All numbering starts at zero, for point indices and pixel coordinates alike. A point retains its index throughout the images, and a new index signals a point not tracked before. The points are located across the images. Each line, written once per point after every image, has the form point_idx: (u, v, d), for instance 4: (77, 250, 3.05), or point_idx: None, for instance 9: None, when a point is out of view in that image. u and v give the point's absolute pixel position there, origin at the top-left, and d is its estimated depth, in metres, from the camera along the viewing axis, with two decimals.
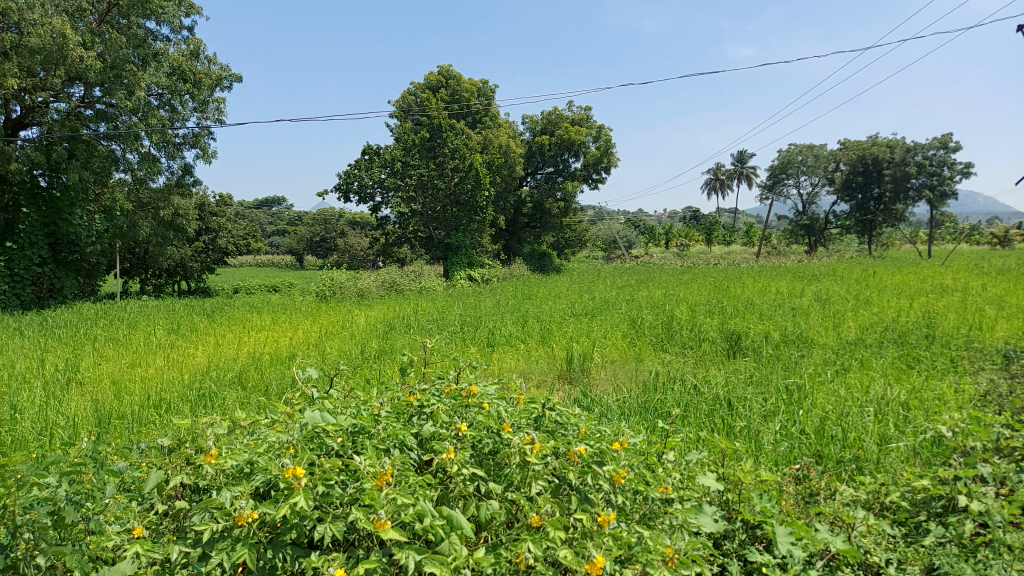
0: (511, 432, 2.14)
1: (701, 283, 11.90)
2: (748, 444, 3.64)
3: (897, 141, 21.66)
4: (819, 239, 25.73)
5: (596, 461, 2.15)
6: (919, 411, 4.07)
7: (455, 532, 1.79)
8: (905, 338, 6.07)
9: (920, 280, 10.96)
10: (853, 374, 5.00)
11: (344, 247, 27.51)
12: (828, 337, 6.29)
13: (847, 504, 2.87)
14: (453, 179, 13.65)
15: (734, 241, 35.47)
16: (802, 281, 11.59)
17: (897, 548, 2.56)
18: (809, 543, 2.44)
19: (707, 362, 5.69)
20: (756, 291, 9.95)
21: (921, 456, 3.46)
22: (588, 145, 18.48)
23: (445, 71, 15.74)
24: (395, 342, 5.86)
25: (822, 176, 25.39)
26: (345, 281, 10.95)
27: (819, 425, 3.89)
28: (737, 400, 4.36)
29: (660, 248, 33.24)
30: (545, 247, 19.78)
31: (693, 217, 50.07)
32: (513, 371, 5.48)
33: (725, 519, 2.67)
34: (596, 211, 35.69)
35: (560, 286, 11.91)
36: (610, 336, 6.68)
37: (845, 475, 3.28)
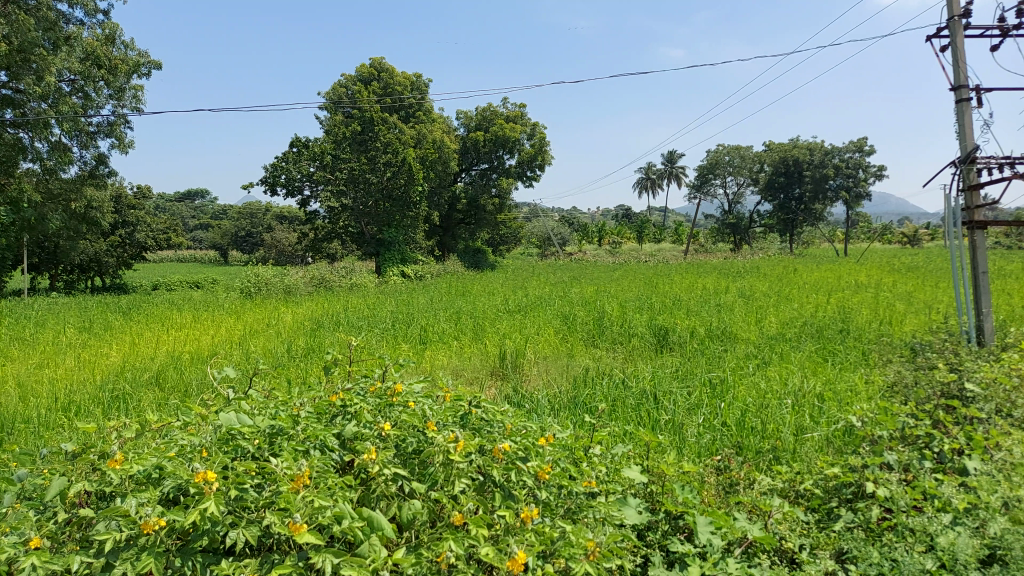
0: (435, 430, 2.10)
1: (631, 280, 12.15)
2: (672, 437, 3.74)
3: (817, 144, 22.55)
4: (744, 237, 26.60)
5: (521, 457, 2.14)
6: (832, 402, 4.26)
7: (376, 534, 1.77)
8: (822, 333, 6.34)
9: (837, 277, 11.49)
10: (773, 368, 5.20)
11: (272, 243, 26.72)
12: (750, 332, 6.52)
13: (765, 494, 2.98)
14: (385, 174, 13.47)
15: (664, 239, 36.28)
16: (728, 277, 12.00)
17: (810, 533, 2.67)
18: (728, 531, 2.52)
19: (636, 357, 5.79)
20: (683, 288, 10.23)
21: (834, 445, 3.62)
22: (522, 142, 18.53)
23: (377, 63, 15.47)
24: (324, 340, 5.73)
25: (747, 176, 26.27)
26: (271, 277, 10.62)
27: (740, 417, 4.02)
28: (663, 394, 4.47)
29: (593, 246, 33.70)
30: (479, 244, 19.79)
31: (625, 214, 51.25)
32: (445, 368, 5.45)
33: (649, 511, 2.73)
34: (530, 207, 35.92)
35: (494, 282, 11.89)
36: (543, 332, 6.73)
37: (763, 466, 3.40)
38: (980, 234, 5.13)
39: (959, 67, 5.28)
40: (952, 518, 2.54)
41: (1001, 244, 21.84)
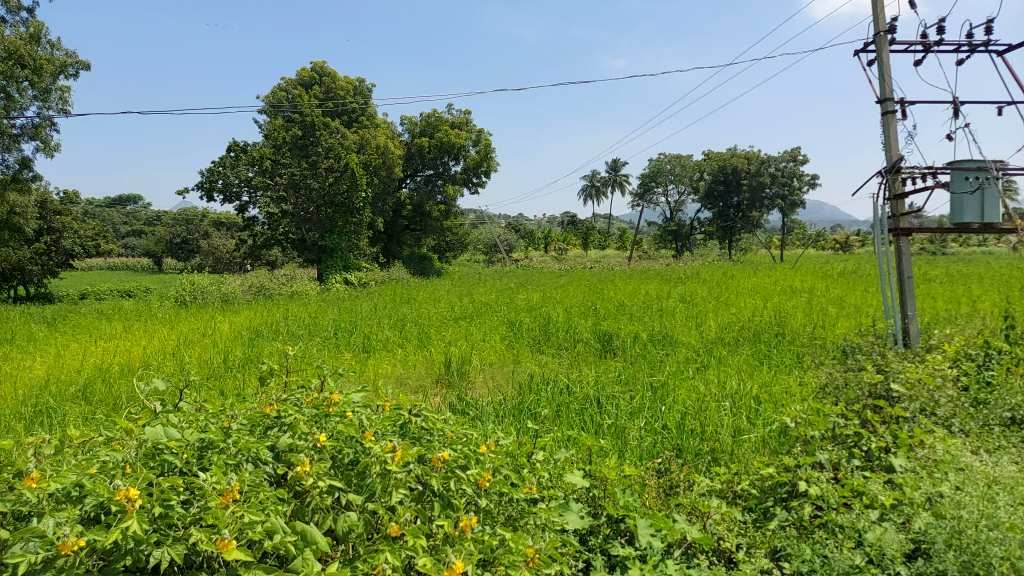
0: (373, 440, 2.06)
1: (577, 286, 12.28)
2: (615, 440, 3.78)
3: (754, 153, 23.27)
4: (685, 244, 27.14)
5: (460, 465, 2.11)
6: (768, 404, 4.38)
7: (309, 548, 1.72)
8: (759, 337, 6.53)
9: (773, 283, 11.84)
10: (712, 371, 5.31)
11: (208, 250, 25.92)
12: (690, 336, 6.66)
13: (703, 495, 3.03)
14: (327, 179, 13.25)
15: (608, 246, 36.74)
16: (671, 283, 12.25)
17: (747, 532, 2.73)
18: (668, 534, 2.55)
19: (581, 363, 5.83)
20: (627, 294, 10.38)
21: (769, 446, 3.72)
22: (467, 148, 18.51)
23: (319, 67, 15.24)
24: (263, 349, 5.58)
25: (688, 184, 26.87)
26: (208, 285, 10.31)
27: (679, 420, 4.09)
28: (606, 399, 4.52)
29: (538, 253, 33.87)
30: (425, 251, 19.66)
31: (570, 222, 51.83)
32: (389, 377, 5.37)
33: (591, 515, 2.74)
34: (476, 214, 35.86)
35: (439, 289, 11.82)
36: (488, 339, 6.71)
37: (702, 467, 3.46)
38: (905, 240, 5.37)
39: (886, 80, 5.52)
40: (879, 514, 2.64)
41: (924, 250, 22.96)
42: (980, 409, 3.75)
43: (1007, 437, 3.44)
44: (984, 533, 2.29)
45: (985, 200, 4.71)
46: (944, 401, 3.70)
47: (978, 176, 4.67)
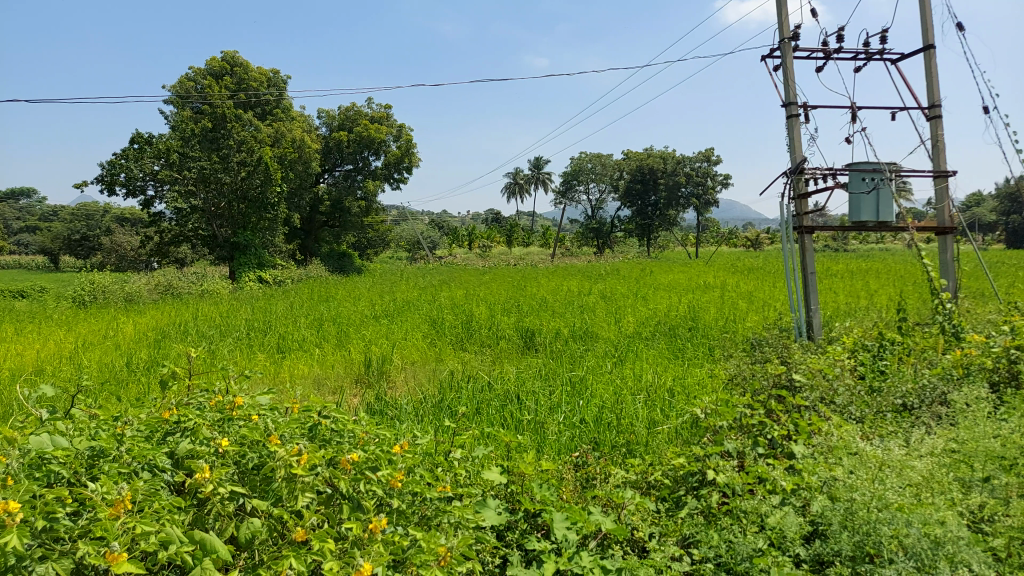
0: (278, 443, 2.00)
1: (499, 283, 12.31)
2: (534, 436, 3.81)
3: (670, 153, 23.98)
4: (606, 241, 27.64)
5: (370, 466, 2.08)
6: (681, 395, 4.53)
7: (209, 557, 1.65)
8: (675, 331, 6.73)
9: (688, 279, 12.23)
10: (629, 365, 5.44)
11: (111, 247, 24.54)
12: (609, 331, 6.80)
13: (618, 486, 3.09)
14: (239, 174, 12.78)
15: (532, 243, 37.06)
16: (591, 280, 12.45)
17: (659, 521, 2.82)
18: (583, 526, 2.58)
19: (502, 359, 5.84)
20: (549, 290, 10.48)
21: (682, 436, 3.84)
22: (387, 143, 18.25)
23: (230, 57, 14.65)
24: (169, 351, 5.34)
25: (608, 183, 27.44)
26: (110, 284, 9.78)
27: (597, 413, 4.17)
28: (526, 394, 4.55)
29: (462, 250, 33.78)
30: (344, 248, 19.27)
31: (495, 219, 52.06)
32: (305, 378, 5.22)
33: (507, 511, 2.76)
34: (397, 211, 35.41)
35: (359, 287, 11.60)
36: (410, 337, 6.63)
37: (617, 459, 3.54)
38: (808, 237, 5.65)
39: (790, 85, 5.79)
40: (781, 499, 2.76)
41: (827, 247, 24.28)
42: (873, 396, 3.99)
43: (897, 423, 3.67)
44: (874, 514, 2.43)
45: (880, 200, 5.02)
46: (841, 390, 3.91)
47: (874, 177, 4.97)
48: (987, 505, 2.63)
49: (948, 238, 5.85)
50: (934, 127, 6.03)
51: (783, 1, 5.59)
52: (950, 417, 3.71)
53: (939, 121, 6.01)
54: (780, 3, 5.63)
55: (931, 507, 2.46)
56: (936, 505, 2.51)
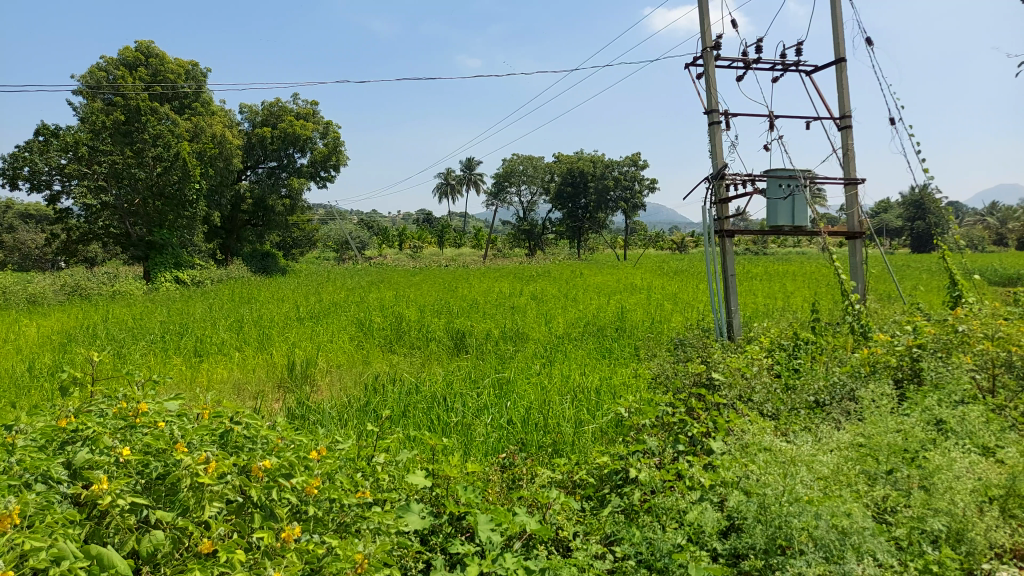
0: (185, 451, 1.91)
1: (430, 284, 12.20)
2: (460, 438, 3.78)
3: (599, 157, 24.37)
4: (537, 243, 27.83)
5: (284, 473, 2.00)
6: (607, 395, 4.59)
7: (106, 572, 1.55)
8: (603, 332, 6.82)
9: (616, 280, 12.44)
10: (557, 366, 5.47)
11: (14, 245, 23.07)
12: (539, 332, 6.83)
13: (545, 486, 3.10)
14: (155, 169, 12.22)
15: (463, 244, 36.98)
16: (522, 281, 12.51)
17: (584, 520, 2.85)
18: (507, 527, 2.57)
19: (431, 362, 5.77)
20: (480, 292, 10.45)
21: (607, 435, 3.89)
22: (314, 141, 17.84)
23: (144, 47, 13.98)
24: (74, 355, 5.04)
25: (539, 185, 27.64)
26: (11, 285, 9.19)
27: (525, 415, 4.17)
28: (453, 396, 4.51)
29: (392, 250, 33.37)
30: (268, 247, 18.72)
31: (426, 220, 51.70)
32: (225, 382, 5.03)
33: (432, 515, 2.72)
34: (325, 211, 34.67)
35: (284, 288, 11.28)
36: (336, 339, 6.48)
37: (544, 459, 3.56)
38: (729, 240, 5.83)
39: (712, 93, 5.96)
40: (699, 494, 2.83)
41: (748, 251, 25.18)
42: (788, 394, 4.15)
43: (810, 419, 3.83)
44: (785, 508, 2.52)
45: (796, 206, 5.23)
46: (758, 388, 4.04)
47: (789, 183, 5.17)
48: (889, 496, 2.79)
49: (857, 243, 6.15)
50: (845, 137, 6.34)
51: (706, 11, 5.75)
52: (857, 412, 3.90)
53: (849, 131, 6.32)
54: (703, 12, 5.78)
55: (838, 499, 2.57)
56: (843, 497, 2.63)
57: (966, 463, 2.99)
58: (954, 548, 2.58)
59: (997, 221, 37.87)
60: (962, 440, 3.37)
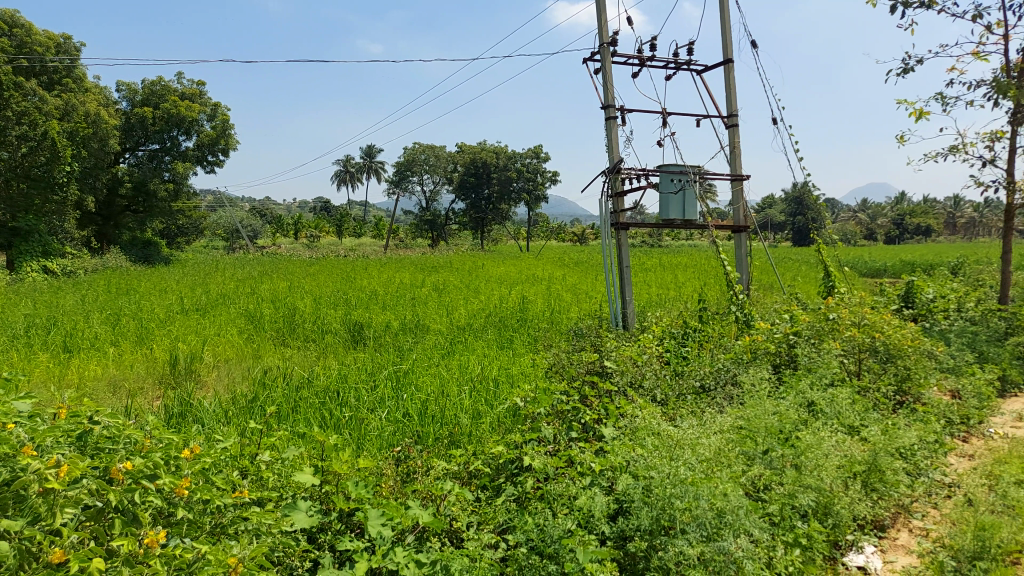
0: (32, 454, 1.73)
1: (326, 274, 11.84)
2: (354, 433, 3.68)
3: (502, 148, 24.50)
4: (440, 233, 27.64)
5: (148, 475, 1.87)
6: (505, 385, 4.61)
7: None
8: (503, 323, 6.84)
9: (518, 271, 12.52)
10: (457, 357, 5.43)
11: None
12: (439, 324, 6.77)
13: (439, 478, 3.05)
14: (19, 149, 11.21)
15: (363, 234, 36.22)
16: (423, 272, 12.37)
17: (478, 510, 2.83)
18: (399, 521, 2.51)
19: (327, 355, 5.60)
20: (380, 283, 10.26)
21: (505, 424, 3.91)
22: (201, 123, 16.90)
23: (8, 16, 12.59)
24: None
25: (442, 175, 27.45)
26: None
27: (421, 407, 4.12)
28: (347, 389, 4.39)
29: (287, 240, 32.21)
30: (150, 235, 17.57)
31: (324, 208, 50.30)
32: (98, 380, 4.68)
33: (320, 512, 2.62)
34: (215, 199, 32.97)
35: (167, 279, 10.62)
36: (223, 333, 6.16)
37: (439, 451, 3.52)
38: (624, 233, 5.96)
39: (608, 88, 6.09)
40: (591, 480, 2.88)
41: (643, 243, 26.09)
42: (675, 379, 4.31)
43: (696, 404, 4.00)
44: (670, 489, 2.59)
45: (686, 200, 5.42)
46: (648, 374, 4.17)
47: (681, 178, 5.36)
48: (764, 475, 2.95)
49: (743, 236, 6.47)
50: (732, 135, 6.64)
51: (603, 8, 5.86)
52: (739, 397, 4.11)
53: (736, 130, 6.63)
54: (600, 8, 5.88)
55: (716, 479, 2.71)
56: (722, 477, 2.76)
57: (833, 441, 3.21)
58: (822, 521, 2.84)
59: (867, 218, 41.08)
60: (832, 420, 3.61)
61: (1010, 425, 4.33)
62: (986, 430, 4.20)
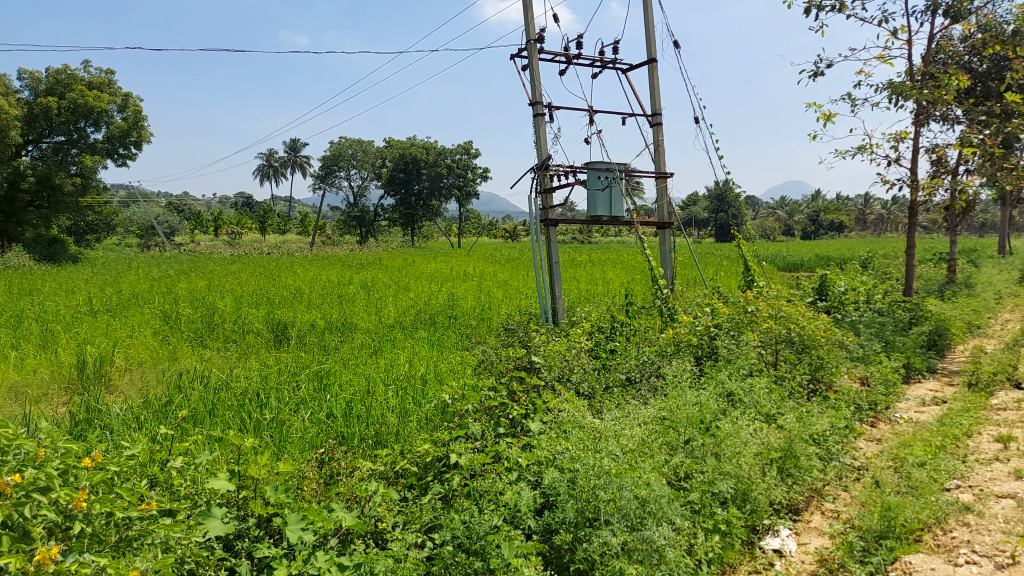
0: None
1: (249, 272, 11.48)
2: (275, 436, 3.57)
3: (432, 144, 24.32)
4: (369, 230, 27.20)
5: (41, 487, 1.75)
6: (433, 383, 4.55)
7: None
8: (432, 320, 6.77)
9: (449, 268, 12.46)
10: (385, 356, 5.34)
11: None
12: (367, 322, 6.64)
13: (364, 479, 2.98)
14: None
15: (288, 231, 35.31)
16: (350, 269, 12.12)
17: (404, 510, 2.78)
18: (320, 525, 2.44)
19: (248, 356, 5.41)
20: (305, 281, 9.98)
21: (432, 422, 3.86)
22: (111, 114, 16.10)
23: None
24: None
25: (370, 170, 27.04)
26: None
27: (346, 407, 4.02)
28: (269, 391, 4.25)
29: (208, 236, 31.04)
30: (56, 230, 16.60)
31: (246, 204, 48.74)
32: None
33: (236, 518, 2.50)
34: (129, 194, 31.44)
35: (77, 278, 10.06)
36: (136, 334, 5.86)
37: (364, 452, 3.44)
38: (552, 229, 5.99)
39: (536, 85, 6.11)
40: (518, 474, 2.86)
41: (573, 239, 26.38)
42: (602, 373, 4.36)
43: (622, 397, 4.06)
44: (594, 480, 2.61)
45: (613, 197, 5.50)
46: (576, 369, 4.20)
47: (607, 175, 5.42)
48: (685, 464, 3.01)
49: (667, 232, 6.60)
50: (656, 134, 6.78)
51: (530, 5, 5.86)
52: (663, 388, 4.20)
53: (660, 128, 6.78)
54: (527, 5, 5.89)
55: (639, 469, 2.76)
56: (645, 468, 2.81)
57: (751, 430, 3.31)
58: (740, 507, 2.94)
59: (785, 215, 42.81)
60: (750, 409, 3.73)
61: (914, 410, 4.59)
62: (892, 415, 4.43)
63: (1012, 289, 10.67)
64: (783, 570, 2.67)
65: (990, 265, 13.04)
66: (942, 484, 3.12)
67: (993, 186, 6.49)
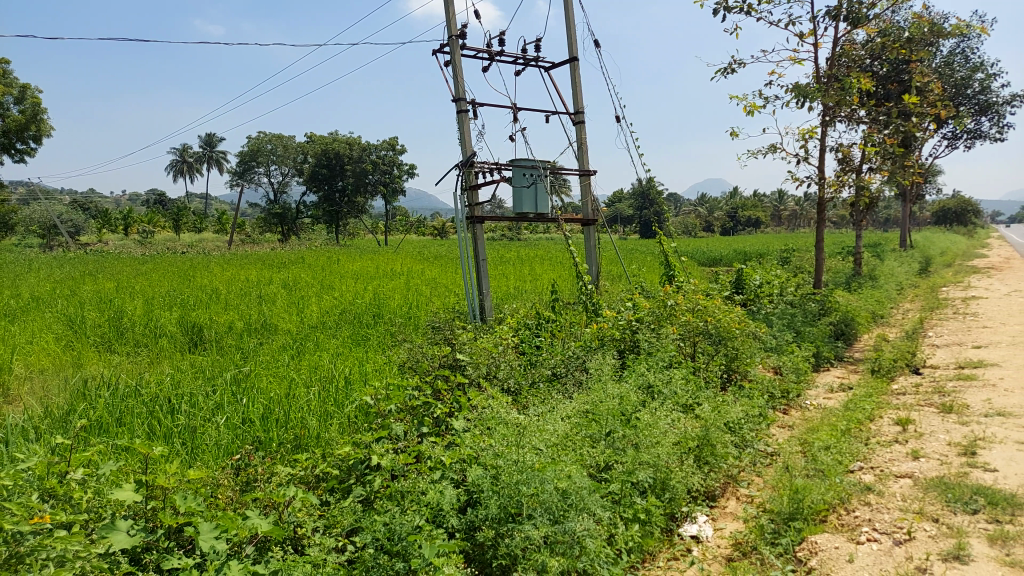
0: None
1: (162, 273, 10.98)
2: (188, 444, 3.42)
3: (356, 139, 23.80)
4: (291, 228, 26.46)
5: None
6: (357, 383, 4.48)
7: None
8: (356, 320, 6.66)
9: (374, 265, 12.29)
10: (306, 357, 5.21)
11: None
12: (288, 323, 6.46)
13: (282, 484, 2.89)
14: None
15: (204, 228, 33.97)
16: (271, 269, 11.79)
17: (324, 514, 2.71)
18: (234, 533, 2.34)
19: (160, 361, 5.18)
20: (222, 281, 9.64)
21: (354, 424, 3.80)
22: (5, 106, 15.09)
23: None
24: None
25: (291, 167, 26.34)
26: None
27: (265, 411, 3.90)
28: (181, 397, 4.07)
29: (117, 235, 29.52)
30: None
31: (159, 201, 46.58)
32: None
33: (144, 530, 2.37)
34: (27, 190, 29.53)
35: None
36: (36, 340, 5.51)
37: (282, 457, 3.35)
38: (478, 226, 5.96)
39: (459, 81, 6.09)
40: (440, 473, 2.83)
41: (501, 236, 26.41)
42: (528, 368, 4.39)
43: (546, 393, 4.11)
44: (516, 475, 2.60)
45: (538, 194, 5.52)
46: (502, 365, 4.18)
47: (532, 173, 5.44)
48: (606, 455, 3.05)
49: (591, 228, 6.69)
50: (578, 131, 6.86)
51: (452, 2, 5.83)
52: (586, 382, 4.28)
53: (582, 126, 6.86)
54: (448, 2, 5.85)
55: (560, 462, 2.78)
56: (566, 461, 2.84)
57: (669, 421, 3.39)
58: (659, 495, 3.02)
59: (705, 212, 44.15)
60: (669, 400, 3.83)
61: (823, 396, 4.83)
62: (803, 402, 4.65)
63: (911, 281, 11.35)
64: (700, 555, 2.76)
65: (892, 258, 13.81)
66: (846, 466, 3.29)
67: (894, 182, 6.82)
